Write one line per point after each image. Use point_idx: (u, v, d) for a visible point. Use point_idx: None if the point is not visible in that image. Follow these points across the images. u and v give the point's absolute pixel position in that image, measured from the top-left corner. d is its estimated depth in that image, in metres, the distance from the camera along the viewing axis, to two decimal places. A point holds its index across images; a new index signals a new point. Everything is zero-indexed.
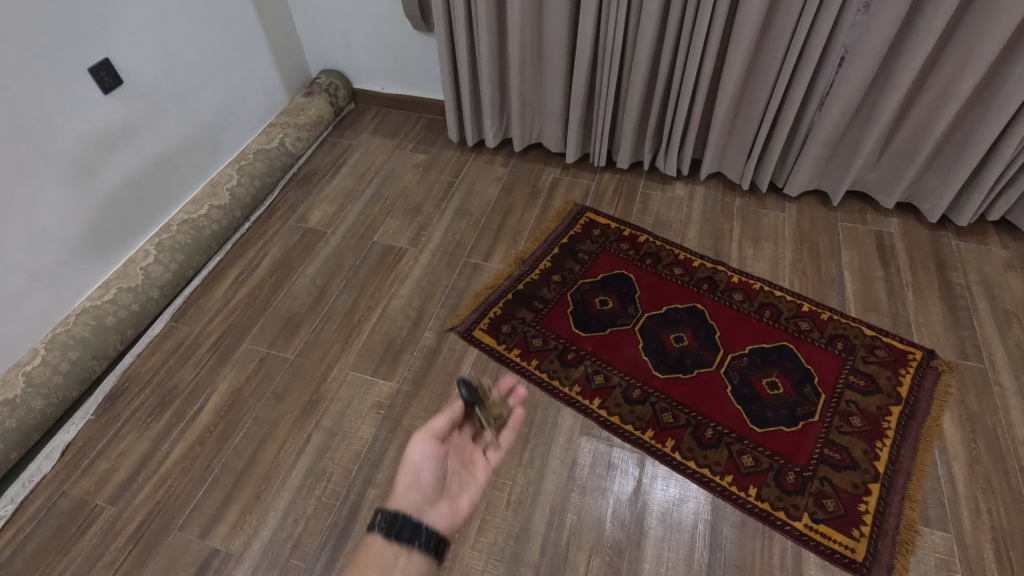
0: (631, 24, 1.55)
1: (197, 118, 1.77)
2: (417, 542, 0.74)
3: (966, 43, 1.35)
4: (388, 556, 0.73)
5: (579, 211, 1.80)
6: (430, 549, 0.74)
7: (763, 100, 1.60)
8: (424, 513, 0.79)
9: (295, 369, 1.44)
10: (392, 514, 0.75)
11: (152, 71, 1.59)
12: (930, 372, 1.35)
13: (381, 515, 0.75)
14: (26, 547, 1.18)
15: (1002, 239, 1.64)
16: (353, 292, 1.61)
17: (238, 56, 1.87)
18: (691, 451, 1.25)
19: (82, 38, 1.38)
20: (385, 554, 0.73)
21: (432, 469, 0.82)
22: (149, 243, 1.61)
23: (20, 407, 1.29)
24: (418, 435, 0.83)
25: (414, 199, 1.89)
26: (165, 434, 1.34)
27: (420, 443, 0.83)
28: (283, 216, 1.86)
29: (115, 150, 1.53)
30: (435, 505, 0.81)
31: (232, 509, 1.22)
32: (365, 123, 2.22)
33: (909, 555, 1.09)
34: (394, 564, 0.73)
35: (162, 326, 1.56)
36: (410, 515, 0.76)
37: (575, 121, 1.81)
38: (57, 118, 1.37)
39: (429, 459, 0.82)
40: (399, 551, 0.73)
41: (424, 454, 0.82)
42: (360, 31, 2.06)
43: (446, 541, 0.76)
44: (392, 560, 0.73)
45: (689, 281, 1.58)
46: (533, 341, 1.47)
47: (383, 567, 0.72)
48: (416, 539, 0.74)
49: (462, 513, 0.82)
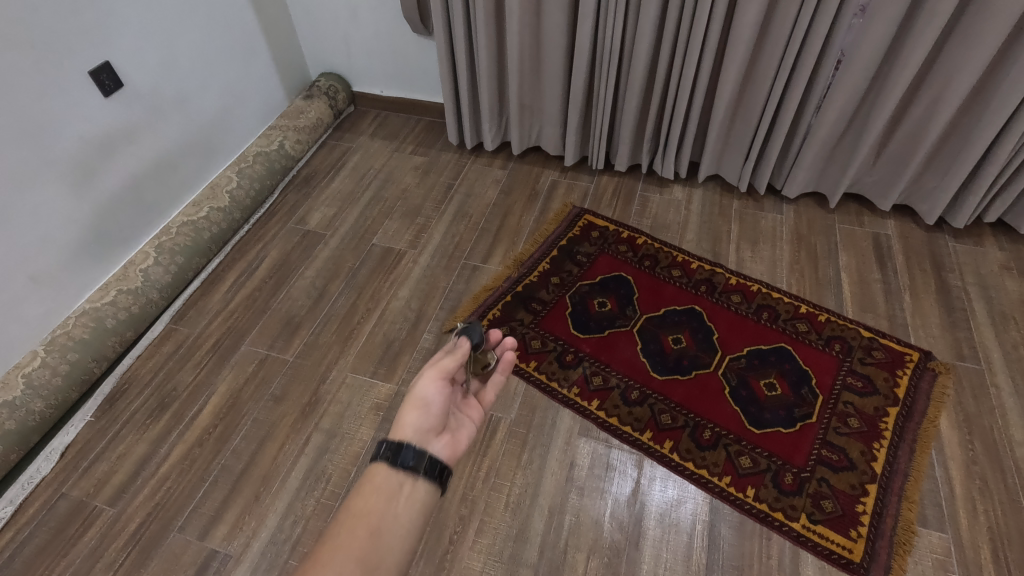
0: (629, 27, 1.56)
1: (197, 120, 1.77)
2: (421, 469, 0.72)
3: (961, 46, 1.36)
4: (392, 483, 0.71)
5: (577, 214, 1.80)
6: (434, 477, 0.73)
7: (760, 103, 1.61)
8: (427, 444, 0.77)
9: (294, 371, 1.45)
10: (395, 441, 0.73)
11: (152, 73, 1.59)
12: (927, 373, 1.36)
13: (385, 444, 0.73)
14: (25, 549, 1.18)
15: (998, 241, 1.65)
16: (352, 294, 1.62)
17: (238, 59, 1.88)
18: (689, 452, 1.26)
19: (83, 41, 1.39)
20: (390, 481, 0.71)
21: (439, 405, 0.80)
22: (149, 246, 1.62)
23: (19, 409, 1.29)
24: (427, 372, 0.80)
25: (413, 201, 1.89)
26: (164, 436, 1.35)
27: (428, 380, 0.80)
28: (282, 218, 1.87)
29: (115, 152, 1.53)
30: (439, 438, 0.79)
31: (232, 510, 1.22)
32: (364, 126, 2.23)
33: (907, 555, 1.09)
34: (398, 492, 0.71)
35: (162, 327, 1.57)
36: (413, 443, 0.74)
37: (574, 123, 1.82)
38: (58, 120, 1.38)
39: (438, 394, 0.80)
40: (404, 479, 0.71)
41: (433, 389, 0.79)
42: (359, 35, 2.06)
43: (449, 470, 0.75)
44: (397, 487, 0.71)
45: (687, 283, 1.59)
46: (532, 343, 1.48)
47: (387, 494, 0.70)
48: (421, 467, 0.72)
49: (462, 447, 0.81)
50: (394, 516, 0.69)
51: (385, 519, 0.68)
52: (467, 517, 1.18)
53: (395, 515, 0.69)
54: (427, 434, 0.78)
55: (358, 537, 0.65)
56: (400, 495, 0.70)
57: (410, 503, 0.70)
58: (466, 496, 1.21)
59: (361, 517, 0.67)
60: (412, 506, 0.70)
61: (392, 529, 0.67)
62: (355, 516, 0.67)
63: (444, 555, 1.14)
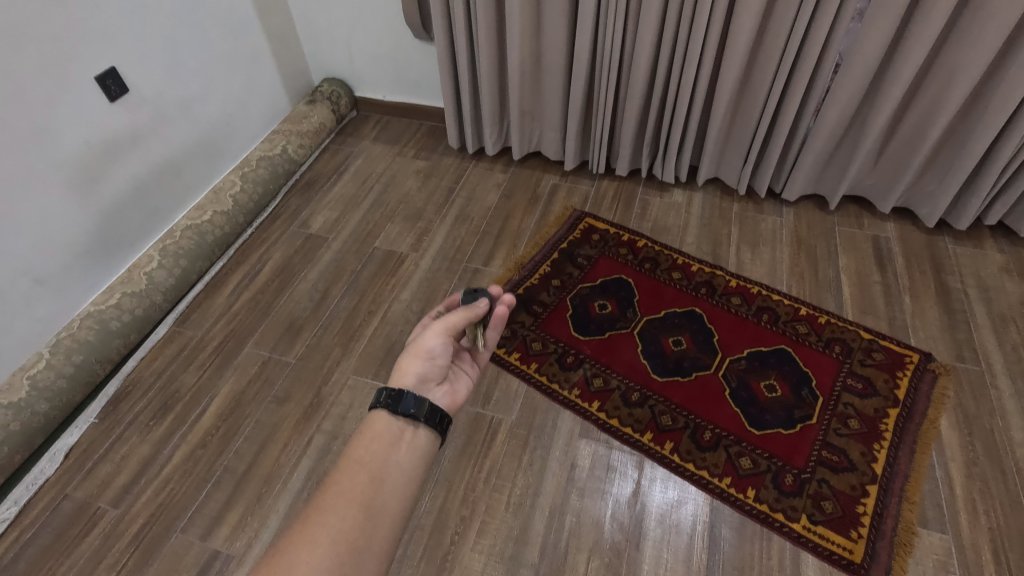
0: (629, 31, 1.57)
1: (201, 125, 1.79)
2: (422, 416, 0.74)
3: (958, 49, 1.37)
4: (392, 431, 0.74)
5: (578, 217, 1.82)
6: (435, 425, 0.75)
7: (758, 107, 1.62)
8: (427, 392, 0.82)
9: (296, 373, 1.46)
10: (391, 390, 0.76)
11: (156, 78, 1.61)
12: (927, 374, 1.36)
13: (385, 391, 0.75)
14: (29, 549, 1.19)
15: (998, 243, 1.66)
16: (354, 296, 1.63)
17: (241, 64, 1.90)
18: (690, 453, 1.26)
19: (90, 47, 1.41)
20: (391, 428, 0.74)
21: (442, 358, 0.83)
22: (153, 249, 1.63)
23: (24, 410, 1.30)
24: (433, 326, 0.82)
25: (414, 205, 1.91)
26: (168, 437, 1.35)
27: (434, 334, 0.82)
28: (285, 222, 1.88)
29: (120, 156, 1.55)
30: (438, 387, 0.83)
31: (234, 511, 1.22)
32: (366, 131, 2.24)
33: (908, 556, 1.09)
34: (399, 439, 0.73)
35: (165, 330, 1.58)
36: (412, 391, 0.77)
37: (575, 127, 1.83)
38: (65, 125, 1.39)
39: (443, 348, 0.83)
40: (404, 426, 0.74)
41: (438, 343, 0.82)
42: (361, 40, 2.08)
43: (449, 418, 0.78)
44: (397, 434, 0.74)
45: (688, 285, 1.60)
46: (533, 345, 1.48)
47: (388, 440, 0.73)
48: (421, 415, 0.74)
49: (461, 398, 0.86)
50: (395, 462, 0.71)
51: (387, 465, 0.70)
52: (469, 518, 1.19)
53: (397, 461, 0.71)
54: (427, 382, 0.82)
55: (359, 481, 0.67)
56: (401, 442, 0.73)
57: (411, 450, 0.73)
58: (468, 497, 1.22)
59: (362, 463, 0.69)
60: (413, 452, 0.73)
61: (393, 474, 0.69)
62: (357, 462, 0.69)
63: (445, 555, 1.14)
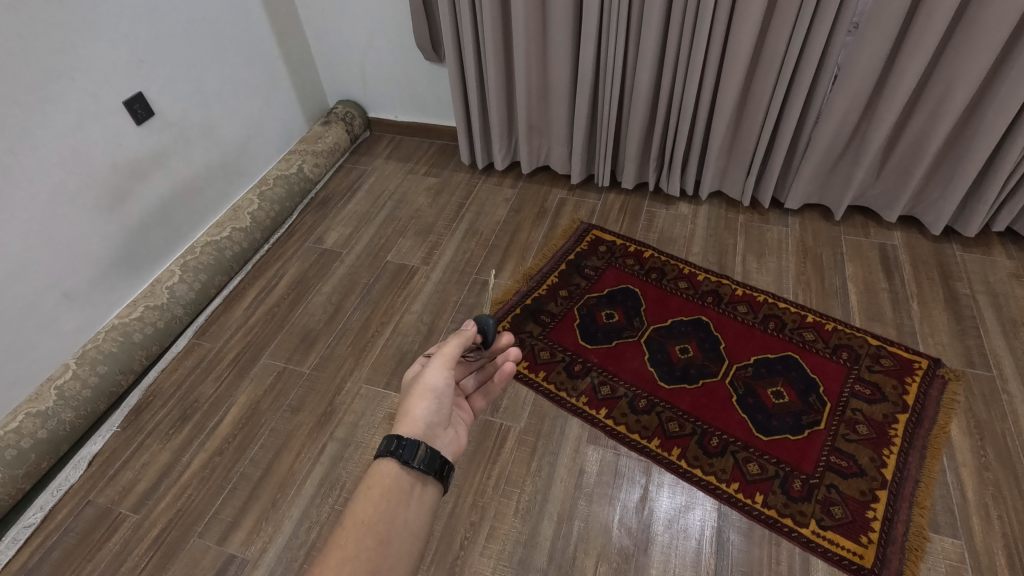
0: (631, 49, 1.62)
1: (221, 147, 1.87)
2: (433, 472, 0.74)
3: (955, 58, 1.38)
4: (403, 485, 0.72)
5: (585, 229, 1.85)
6: (441, 478, 0.75)
7: (759, 120, 1.65)
8: (435, 437, 0.80)
9: (310, 383, 1.50)
10: (405, 439, 0.74)
11: (181, 103, 1.70)
12: (937, 380, 1.35)
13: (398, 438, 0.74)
14: (52, 554, 1.23)
15: (1006, 249, 1.65)
16: (366, 308, 1.67)
17: (261, 90, 1.99)
18: (697, 459, 1.27)
19: (120, 75, 1.50)
20: (401, 482, 0.72)
21: (446, 396, 0.83)
22: (175, 265, 1.69)
23: (51, 419, 1.36)
24: (434, 362, 0.83)
25: (426, 219, 1.96)
26: (187, 444, 1.40)
27: (435, 370, 0.83)
28: (301, 237, 1.94)
29: (145, 177, 1.63)
30: (444, 431, 0.82)
31: (249, 516, 1.25)
32: (379, 150, 2.32)
33: (919, 560, 1.08)
34: (409, 495, 0.72)
35: (186, 342, 1.63)
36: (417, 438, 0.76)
37: (580, 144, 1.88)
38: (94, 147, 1.48)
39: (446, 385, 0.83)
40: (415, 480, 0.73)
41: (441, 379, 0.82)
42: (374, 63, 2.16)
43: (452, 467, 0.77)
44: (408, 490, 0.72)
45: (693, 294, 1.62)
46: (540, 354, 1.51)
47: (399, 497, 0.71)
48: (429, 471, 0.74)
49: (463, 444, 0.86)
50: (403, 520, 0.70)
51: (395, 525, 0.69)
52: (477, 523, 1.20)
53: (405, 520, 0.70)
54: (434, 427, 0.81)
55: (366, 545, 0.65)
56: (411, 499, 0.72)
57: (419, 507, 0.72)
58: (477, 502, 1.23)
59: (369, 525, 0.67)
60: (421, 510, 0.72)
61: (401, 535, 0.68)
62: (364, 523, 0.67)
63: (455, 560, 1.16)
